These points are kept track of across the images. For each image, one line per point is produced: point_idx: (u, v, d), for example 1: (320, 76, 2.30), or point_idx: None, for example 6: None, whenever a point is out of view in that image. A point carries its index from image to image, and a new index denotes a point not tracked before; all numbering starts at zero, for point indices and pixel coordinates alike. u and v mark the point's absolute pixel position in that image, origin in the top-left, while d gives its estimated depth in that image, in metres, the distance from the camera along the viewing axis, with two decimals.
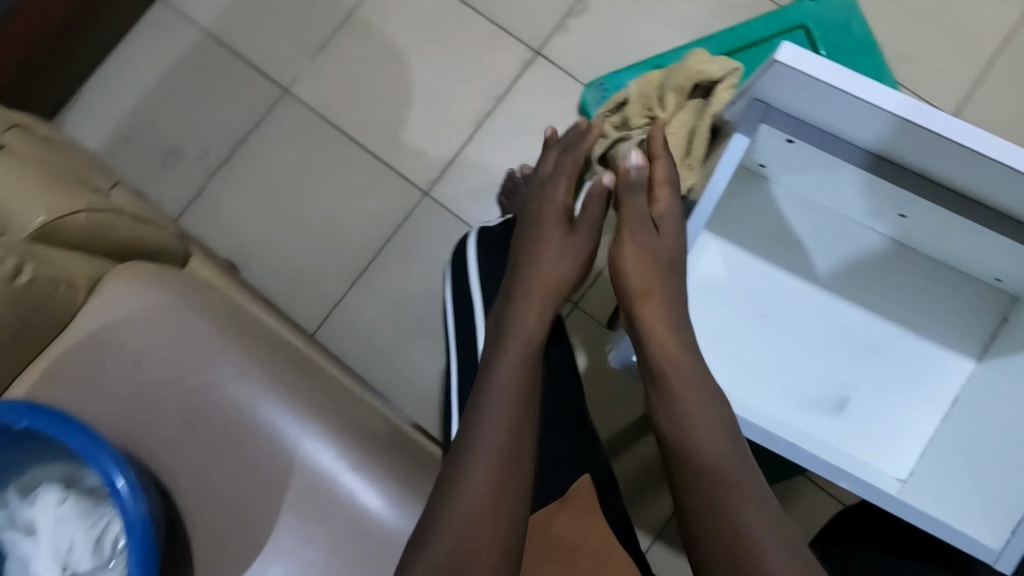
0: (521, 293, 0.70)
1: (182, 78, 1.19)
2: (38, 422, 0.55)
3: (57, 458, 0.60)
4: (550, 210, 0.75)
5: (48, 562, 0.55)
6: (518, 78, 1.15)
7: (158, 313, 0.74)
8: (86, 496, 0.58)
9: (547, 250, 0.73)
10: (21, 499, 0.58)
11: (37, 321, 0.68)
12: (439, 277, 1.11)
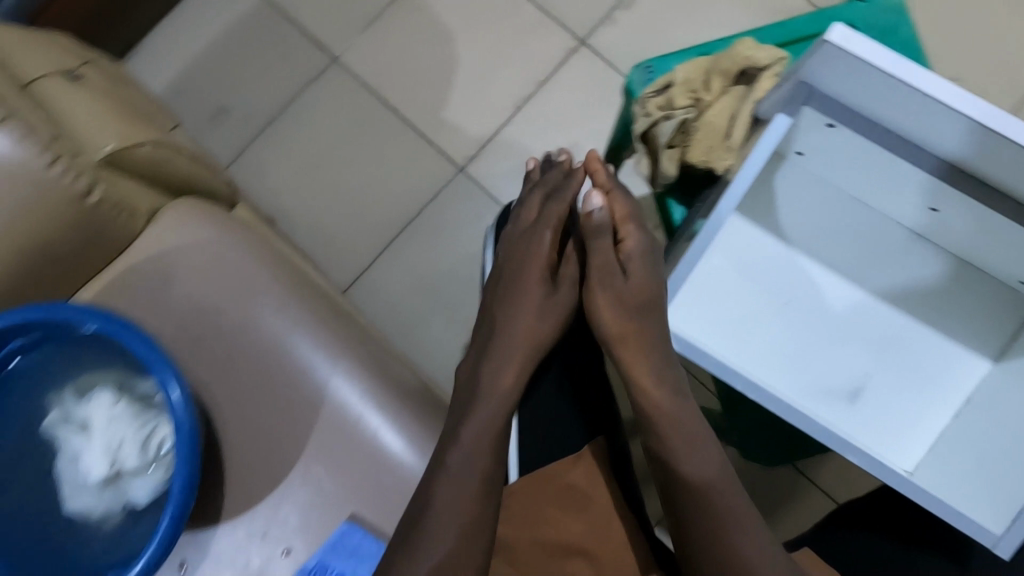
0: (503, 347, 0.71)
1: (263, 54, 1.49)
2: (106, 326, 0.61)
3: (114, 366, 0.67)
4: (530, 266, 0.74)
5: (101, 455, 0.63)
6: (554, 70, 1.47)
7: (208, 245, 0.80)
8: (137, 402, 0.65)
9: (527, 311, 0.72)
10: (76, 400, 0.66)
11: (100, 241, 0.75)
12: (465, 260, 1.40)
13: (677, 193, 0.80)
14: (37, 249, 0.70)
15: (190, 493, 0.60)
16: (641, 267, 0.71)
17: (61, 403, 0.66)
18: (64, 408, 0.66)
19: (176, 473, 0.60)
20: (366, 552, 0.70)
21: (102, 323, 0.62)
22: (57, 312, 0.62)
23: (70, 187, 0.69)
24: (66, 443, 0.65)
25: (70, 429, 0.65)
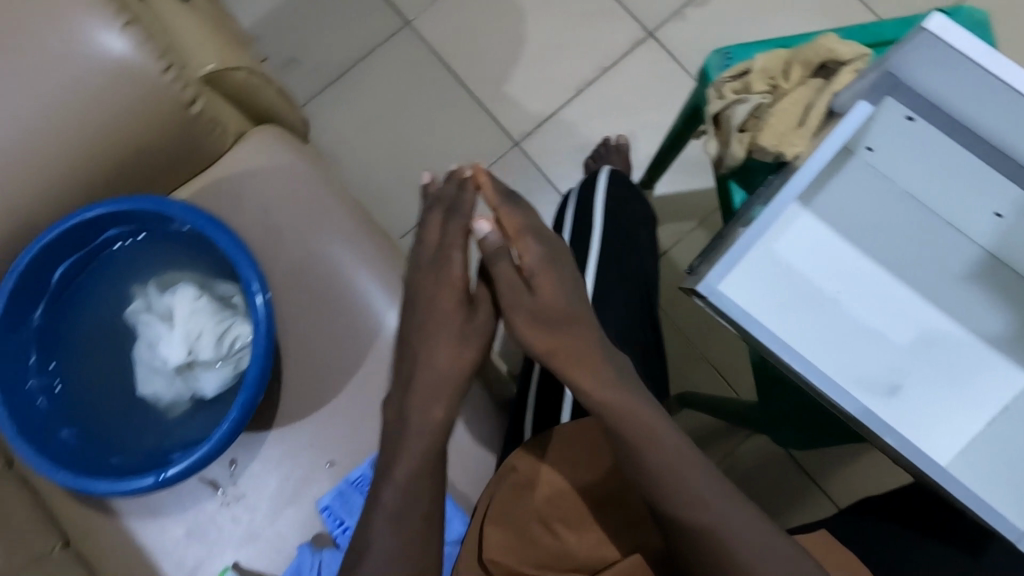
0: (422, 379, 0.64)
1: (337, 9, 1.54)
2: (201, 222, 0.66)
3: (201, 264, 0.72)
4: (437, 292, 0.66)
5: (179, 342, 0.68)
6: (620, 60, 1.50)
7: (287, 172, 0.84)
8: (216, 300, 0.71)
9: (446, 343, 0.64)
10: (160, 292, 0.71)
11: (192, 154, 0.80)
12: None
13: (738, 176, 0.82)
14: (138, 151, 0.74)
15: (261, 386, 0.64)
16: (558, 278, 0.64)
17: (145, 294, 0.72)
18: (147, 299, 0.72)
19: (251, 364, 0.64)
20: None
21: (199, 219, 0.66)
22: (155, 204, 0.67)
23: (178, 95, 0.73)
24: (146, 330, 0.70)
25: (151, 318, 0.70)
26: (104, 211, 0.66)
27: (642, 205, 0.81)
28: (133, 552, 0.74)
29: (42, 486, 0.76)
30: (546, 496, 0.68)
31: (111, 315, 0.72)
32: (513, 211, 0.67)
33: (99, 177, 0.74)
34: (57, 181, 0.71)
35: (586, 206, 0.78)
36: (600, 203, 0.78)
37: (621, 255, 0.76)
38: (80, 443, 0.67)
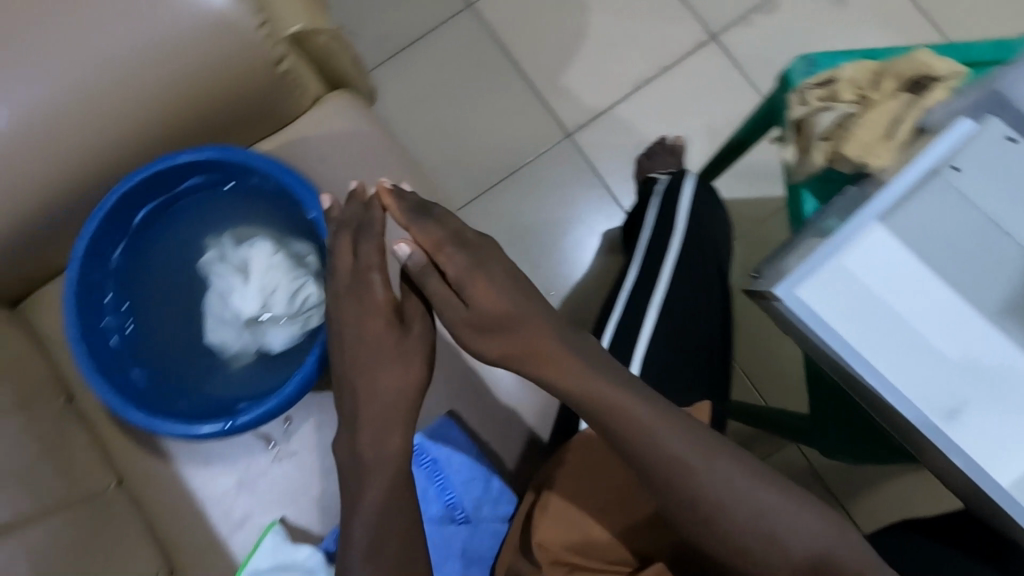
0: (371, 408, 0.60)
1: None
2: (290, 179, 0.67)
3: (279, 222, 0.73)
4: (365, 318, 0.62)
5: (256, 295, 0.69)
6: (680, 60, 1.49)
7: (361, 136, 0.84)
8: (290, 258, 0.72)
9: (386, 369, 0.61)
10: (235, 245, 0.73)
11: (270, 112, 0.81)
12: (561, 220, 1.45)
13: (816, 186, 0.81)
14: (222, 105, 0.76)
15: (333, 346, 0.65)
16: (496, 279, 0.59)
17: (219, 244, 0.73)
18: (222, 251, 0.73)
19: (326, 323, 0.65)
20: (461, 449, 0.73)
21: (285, 175, 0.67)
22: (241, 156, 0.67)
23: (268, 53, 0.74)
24: (219, 281, 0.71)
25: (226, 269, 0.71)
26: (189, 158, 0.66)
27: (722, 215, 0.82)
28: (182, 497, 0.76)
29: (101, 424, 0.78)
30: (568, 508, 0.66)
31: (182, 263, 0.74)
32: (432, 220, 0.62)
33: (179, 125, 0.75)
34: (142, 127, 0.73)
35: (669, 207, 0.80)
36: (685, 206, 0.79)
37: (697, 259, 0.77)
38: (147, 385, 0.68)
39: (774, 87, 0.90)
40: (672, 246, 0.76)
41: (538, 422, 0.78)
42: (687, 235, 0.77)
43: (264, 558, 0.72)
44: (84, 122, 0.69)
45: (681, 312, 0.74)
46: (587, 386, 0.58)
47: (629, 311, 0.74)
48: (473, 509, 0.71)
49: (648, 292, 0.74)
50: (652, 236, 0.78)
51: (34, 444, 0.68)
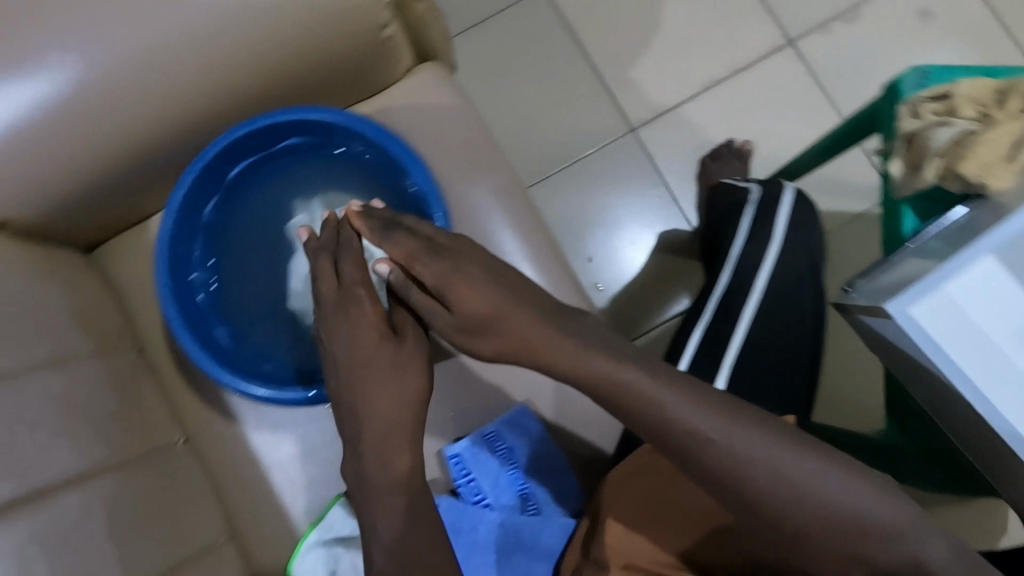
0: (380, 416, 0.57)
1: None
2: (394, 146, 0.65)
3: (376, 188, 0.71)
4: (354, 338, 0.58)
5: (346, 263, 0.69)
6: (753, 63, 1.45)
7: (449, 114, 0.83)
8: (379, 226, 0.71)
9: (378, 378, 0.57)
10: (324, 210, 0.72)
11: (362, 80, 0.79)
12: (621, 215, 1.42)
13: (917, 203, 0.79)
14: (322, 67, 0.74)
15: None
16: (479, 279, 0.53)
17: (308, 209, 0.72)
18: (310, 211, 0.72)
19: None
20: (537, 438, 0.72)
21: (391, 144, 0.65)
22: (346, 119, 0.65)
23: (375, 17, 0.72)
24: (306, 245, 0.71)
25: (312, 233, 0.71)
26: (292, 117, 0.65)
27: (819, 230, 0.79)
28: (242, 461, 0.75)
29: (166, 379, 0.77)
30: (633, 534, 0.60)
31: (268, 225, 0.73)
32: (405, 231, 0.60)
33: (275, 83, 0.72)
34: (241, 83, 0.71)
35: (768, 211, 0.77)
36: (784, 216, 0.76)
37: (794, 272, 0.74)
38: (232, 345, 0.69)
39: (879, 96, 0.86)
40: (772, 250, 0.74)
41: (608, 422, 0.77)
42: (785, 240, 0.75)
43: (331, 527, 0.72)
44: (185, 73, 0.67)
45: (773, 324, 0.71)
46: (614, 379, 0.50)
47: (717, 316, 0.71)
48: (546, 501, 0.71)
49: (740, 300, 0.72)
50: (747, 242, 0.75)
51: (107, 395, 0.67)
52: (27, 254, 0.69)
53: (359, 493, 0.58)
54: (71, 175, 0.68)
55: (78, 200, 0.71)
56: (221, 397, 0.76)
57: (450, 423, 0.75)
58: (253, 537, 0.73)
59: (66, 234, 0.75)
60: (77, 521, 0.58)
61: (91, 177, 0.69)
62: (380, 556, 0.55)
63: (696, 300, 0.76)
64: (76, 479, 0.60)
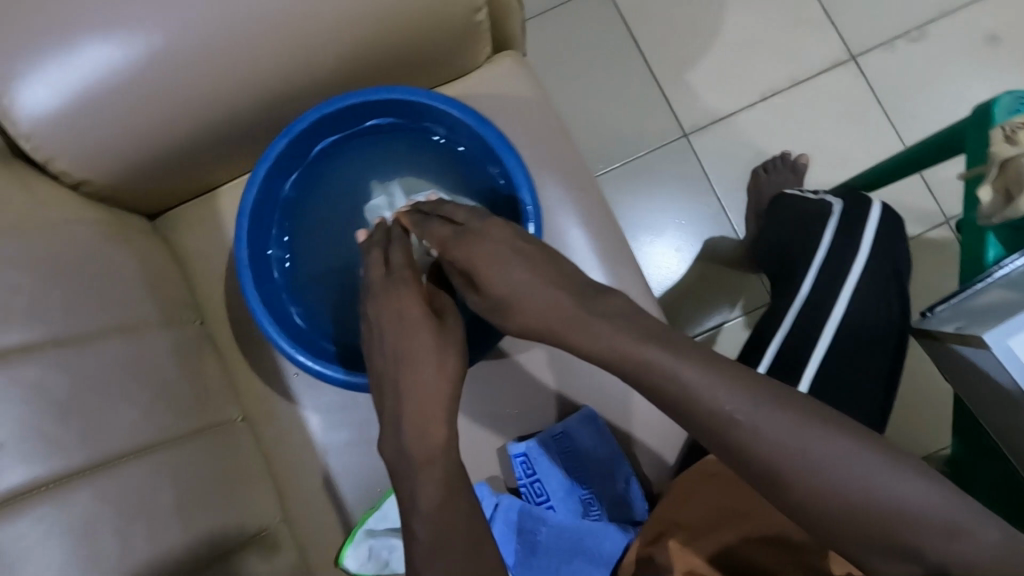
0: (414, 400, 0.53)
1: None
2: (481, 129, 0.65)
3: (466, 167, 0.73)
4: (387, 317, 0.57)
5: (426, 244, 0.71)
6: (814, 76, 1.42)
7: (524, 105, 0.82)
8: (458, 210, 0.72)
9: (417, 354, 0.54)
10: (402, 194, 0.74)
11: (446, 63, 0.78)
12: (674, 220, 1.39)
13: (1003, 232, 0.76)
14: (405, 50, 0.72)
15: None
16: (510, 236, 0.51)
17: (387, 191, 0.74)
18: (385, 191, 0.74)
19: None
20: (608, 442, 0.71)
21: (488, 133, 0.65)
22: (446, 106, 0.66)
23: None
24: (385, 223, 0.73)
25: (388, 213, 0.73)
26: (377, 97, 0.65)
27: (904, 246, 0.78)
28: (297, 441, 0.75)
29: (227, 353, 0.77)
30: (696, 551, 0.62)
31: (349, 203, 0.75)
32: (441, 218, 0.59)
33: (358, 60, 0.70)
34: (325, 65, 0.69)
35: (849, 225, 0.76)
36: (869, 234, 0.75)
37: (877, 290, 0.74)
38: (304, 326, 0.71)
39: (970, 118, 0.83)
40: (851, 262, 0.74)
41: (666, 430, 0.75)
42: (867, 250, 0.74)
43: (382, 518, 0.70)
44: (268, 49, 0.65)
45: (853, 342, 0.72)
46: (690, 381, 0.45)
47: (796, 331, 0.73)
48: (608, 507, 0.71)
49: (821, 316, 0.73)
50: (828, 258, 0.74)
51: (157, 366, 0.66)
52: (100, 218, 0.69)
53: (395, 473, 0.53)
54: (150, 145, 0.68)
55: (155, 168, 0.71)
56: (280, 376, 0.77)
57: (505, 418, 0.74)
58: (302, 517, 0.74)
59: (139, 200, 0.75)
60: (120, 496, 0.56)
61: (169, 147, 0.69)
62: (419, 530, 0.50)
63: (773, 311, 0.77)
64: (124, 453, 0.58)
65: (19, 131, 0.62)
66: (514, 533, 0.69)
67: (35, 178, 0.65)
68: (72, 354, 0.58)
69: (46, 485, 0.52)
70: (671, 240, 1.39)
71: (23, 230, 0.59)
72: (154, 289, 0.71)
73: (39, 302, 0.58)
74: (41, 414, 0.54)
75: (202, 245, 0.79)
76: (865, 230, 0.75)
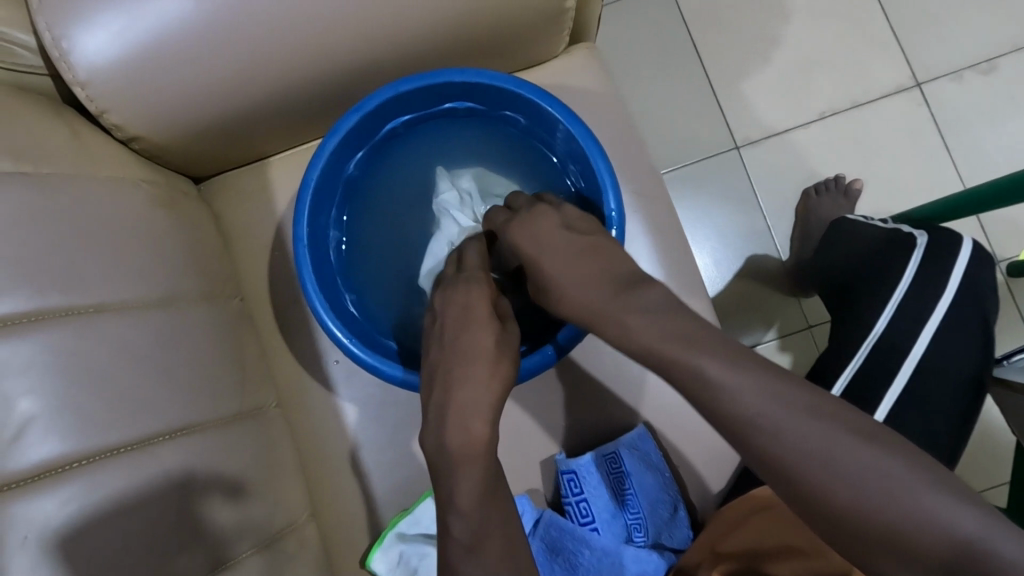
0: (461, 393, 0.49)
1: None
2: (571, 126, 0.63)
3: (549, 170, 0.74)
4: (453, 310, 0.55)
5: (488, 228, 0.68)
6: None
7: (598, 103, 0.78)
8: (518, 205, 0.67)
9: (474, 354, 0.51)
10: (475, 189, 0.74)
11: (524, 51, 0.73)
12: (735, 225, 1.19)
13: None
14: (489, 35, 0.67)
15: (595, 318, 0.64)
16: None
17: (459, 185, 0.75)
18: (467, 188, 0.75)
19: None
20: (657, 465, 0.69)
21: (578, 129, 0.63)
22: (535, 96, 0.64)
23: None
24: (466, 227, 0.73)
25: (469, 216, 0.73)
26: (463, 79, 0.65)
27: (989, 288, 0.74)
28: (331, 430, 0.73)
29: (264, 331, 0.75)
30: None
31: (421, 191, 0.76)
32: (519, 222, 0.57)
33: (440, 40, 0.65)
34: (402, 42, 0.64)
35: (936, 260, 0.73)
36: (958, 272, 0.72)
37: (959, 330, 0.71)
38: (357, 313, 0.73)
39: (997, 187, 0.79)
40: (936, 299, 0.71)
41: (710, 455, 0.71)
42: (952, 288, 0.72)
43: (414, 522, 0.68)
44: (343, 17, 0.60)
45: (930, 383, 0.70)
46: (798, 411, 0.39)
47: (872, 363, 0.70)
48: (653, 536, 0.68)
49: (900, 352, 0.70)
50: (911, 292, 0.72)
51: (186, 338, 0.61)
52: (149, 179, 0.66)
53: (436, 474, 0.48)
54: (206, 108, 0.63)
55: (210, 133, 0.67)
56: (320, 361, 0.74)
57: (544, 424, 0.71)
58: (330, 510, 0.72)
59: (188, 164, 0.72)
60: (143, 481, 0.52)
61: (227, 113, 0.65)
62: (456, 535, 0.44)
63: (845, 339, 0.73)
64: (154, 438, 0.54)
65: (75, 78, 0.58)
66: (552, 551, 0.66)
67: (87, 130, 0.62)
68: (114, 321, 0.55)
69: (73, 463, 0.49)
70: (713, 244, 1.18)
71: (70, 182, 0.56)
72: (198, 259, 0.68)
73: (83, 263, 0.55)
74: (79, 383, 0.51)
75: (247, 218, 0.76)
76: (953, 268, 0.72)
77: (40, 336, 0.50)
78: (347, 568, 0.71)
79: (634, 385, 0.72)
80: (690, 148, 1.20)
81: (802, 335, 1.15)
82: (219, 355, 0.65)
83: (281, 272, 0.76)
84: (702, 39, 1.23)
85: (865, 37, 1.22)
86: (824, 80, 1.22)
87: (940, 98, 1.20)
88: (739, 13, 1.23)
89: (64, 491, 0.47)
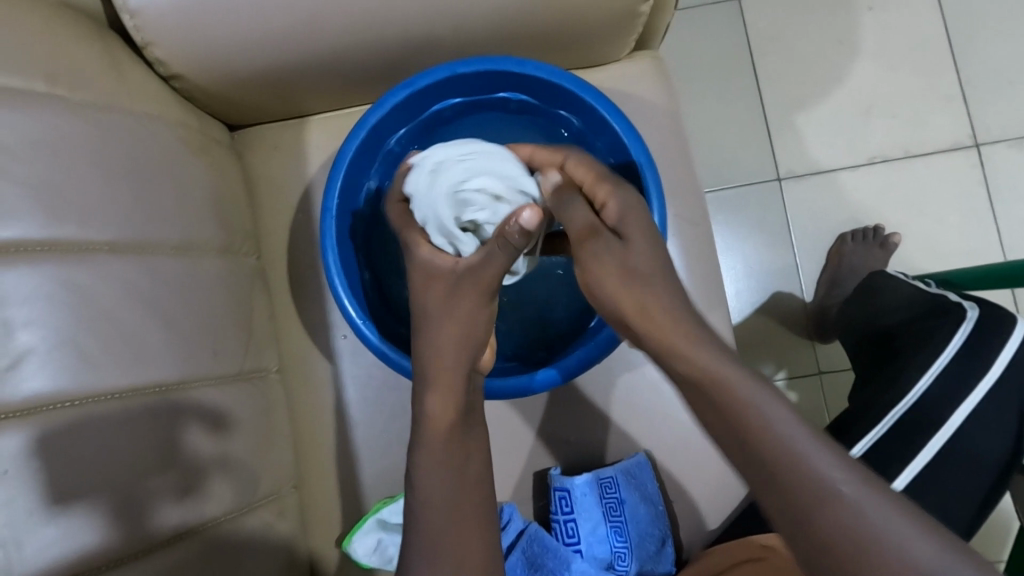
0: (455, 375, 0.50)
1: None
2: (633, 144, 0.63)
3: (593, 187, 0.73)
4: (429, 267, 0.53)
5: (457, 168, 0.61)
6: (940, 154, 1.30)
7: (654, 115, 0.74)
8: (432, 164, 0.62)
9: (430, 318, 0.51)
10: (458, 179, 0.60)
11: (594, 49, 0.70)
12: (765, 258, 1.15)
13: None
14: (562, 25, 0.64)
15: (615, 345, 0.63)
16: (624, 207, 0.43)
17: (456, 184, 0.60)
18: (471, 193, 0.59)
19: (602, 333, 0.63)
20: (652, 496, 0.67)
21: (634, 141, 0.64)
22: (595, 99, 0.64)
23: None
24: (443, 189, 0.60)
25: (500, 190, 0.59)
26: (527, 72, 0.64)
27: None
28: (329, 405, 0.72)
29: (276, 293, 0.73)
30: None
31: None
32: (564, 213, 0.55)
33: (508, 23, 0.63)
34: (465, 22, 0.62)
35: (983, 342, 0.70)
36: (1005, 355, 0.69)
37: (994, 414, 0.69)
38: (375, 294, 0.72)
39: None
40: (976, 380, 0.69)
41: (703, 493, 0.70)
42: (997, 374, 0.69)
43: (397, 512, 0.67)
44: None
45: (946, 473, 0.68)
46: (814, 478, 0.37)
47: (872, 458, 0.68)
48: (635, 567, 0.66)
49: (911, 448, 0.68)
50: (950, 367, 0.69)
51: (194, 290, 0.59)
52: (181, 120, 0.65)
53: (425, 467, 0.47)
54: (253, 59, 0.61)
55: (252, 85, 0.65)
56: (328, 333, 0.73)
57: (542, 430, 0.71)
58: (313, 482, 0.71)
59: (225, 110, 0.70)
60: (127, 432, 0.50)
61: (273, 66, 0.63)
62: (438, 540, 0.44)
63: (868, 404, 0.72)
64: (148, 388, 0.53)
65: (125, 5, 0.56)
66: (531, 567, 0.64)
67: (128, 60, 0.60)
68: (130, 262, 0.54)
69: (65, 402, 0.47)
70: (738, 273, 1.16)
71: (102, 111, 0.55)
72: (221, 210, 0.66)
73: (106, 198, 0.53)
74: (82, 320, 0.49)
75: (277, 175, 0.74)
76: (1004, 352, 0.69)
77: (52, 268, 0.48)
78: (323, 545, 0.70)
79: (648, 418, 0.71)
80: (734, 172, 1.17)
81: (812, 381, 1.12)
82: (227, 311, 0.63)
83: (303, 234, 0.74)
84: (765, 63, 1.19)
85: (933, 87, 1.17)
86: (882, 124, 1.17)
87: (999, 163, 1.15)
88: (808, 42, 1.19)
89: (53, 431, 0.45)
